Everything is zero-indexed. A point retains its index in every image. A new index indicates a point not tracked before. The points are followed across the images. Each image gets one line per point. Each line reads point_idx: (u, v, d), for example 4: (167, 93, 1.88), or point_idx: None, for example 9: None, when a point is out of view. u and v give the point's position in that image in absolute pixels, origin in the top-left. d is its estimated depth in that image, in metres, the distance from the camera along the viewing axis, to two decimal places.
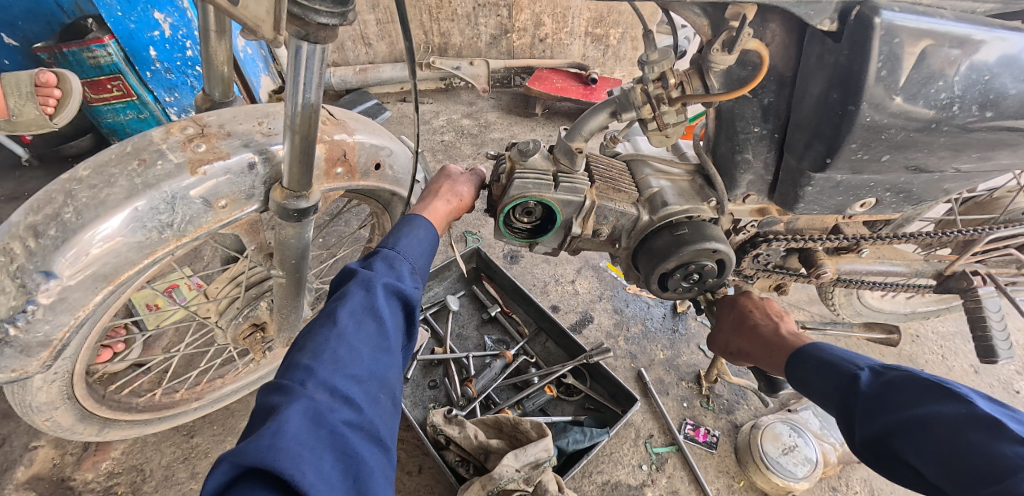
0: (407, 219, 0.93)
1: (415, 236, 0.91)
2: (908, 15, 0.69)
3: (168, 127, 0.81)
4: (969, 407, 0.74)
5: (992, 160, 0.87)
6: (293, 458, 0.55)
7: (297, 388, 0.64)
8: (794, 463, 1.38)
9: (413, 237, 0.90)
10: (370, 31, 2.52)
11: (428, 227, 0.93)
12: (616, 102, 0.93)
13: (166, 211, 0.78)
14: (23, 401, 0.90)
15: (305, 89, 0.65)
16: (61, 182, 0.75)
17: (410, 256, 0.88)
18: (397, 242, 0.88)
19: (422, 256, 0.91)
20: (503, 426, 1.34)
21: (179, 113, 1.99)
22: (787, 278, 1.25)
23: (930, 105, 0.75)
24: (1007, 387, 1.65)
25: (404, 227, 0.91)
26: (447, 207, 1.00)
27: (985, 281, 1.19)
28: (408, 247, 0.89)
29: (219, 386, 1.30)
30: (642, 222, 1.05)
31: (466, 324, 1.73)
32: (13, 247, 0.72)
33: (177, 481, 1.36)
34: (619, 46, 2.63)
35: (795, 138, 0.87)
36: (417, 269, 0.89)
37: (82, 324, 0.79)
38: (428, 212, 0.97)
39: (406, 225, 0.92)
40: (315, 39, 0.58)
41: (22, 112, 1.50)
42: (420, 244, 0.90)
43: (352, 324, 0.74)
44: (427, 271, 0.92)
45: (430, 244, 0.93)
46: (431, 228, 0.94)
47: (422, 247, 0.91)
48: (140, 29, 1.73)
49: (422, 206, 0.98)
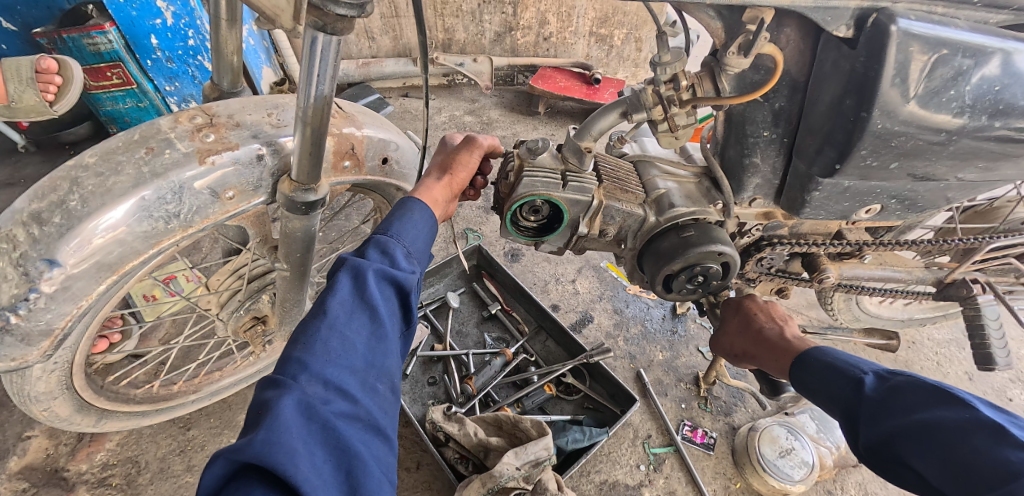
0: (401, 202, 0.89)
1: (411, 218, 0.87)
2: (924, 24, 0.69)
3: (176, 115, 0.81)
4: (973, 413, 0.75)
5: (995, 171, 0.88)
6: (288, 452, 0.54)
7: (290, 382, 0.63)
8: (791, 466, 1.39)
9: (408, 220, 0.86)
10: (375, 25, 2.50)
11: (423, 210, 0.89)
12: (627, 102, 0.92)
13: (174, 202, 0.77)
14: (22, 390, 0.89)
15: (319, 81, 0.63)
16: (66, 168, 0.74)
17: (405, 240, 0.85)
18: (390, 226, 0.85)
19: (419, 240, 0.87)
20: (503, 424, 1.35)
21: (179, 102, 1.98)
22: (788, 282, 1.26)
23: (943, 113, 0.75)
24: (1001, 394, 1.67)
25: (398, 211, 0.87)
26: (439, 183, 0.95)
27: (984, 289, 1.20)
28: (404, 232, 0.85)
29: (217, 379, 1.29)
30: (649, 223, 1.05)
31: (466, 321, 1.73)
32: (17, 234, 0.71)
33: (172, 474, 1.35)
34: (624, 47, 2.61)
35: (805, 144, 0.87)
36: (414, 254, 0.86)
37: (85, 313, 0.78)
38: (420, 193, 0.92)
39: (400, 209, 0.88)
40: (333, 30, 0.58)
41: (22, 98, 1.47)
42: (417, 227, 0.87)
43: (342, 315, 0.72)
44: (426, 254, 0.89)
45: (428, 228, 0.89)
46: (427, 211, 0.89)
47: (419, 231, 0.87)
48: (142, 17, 1.71)
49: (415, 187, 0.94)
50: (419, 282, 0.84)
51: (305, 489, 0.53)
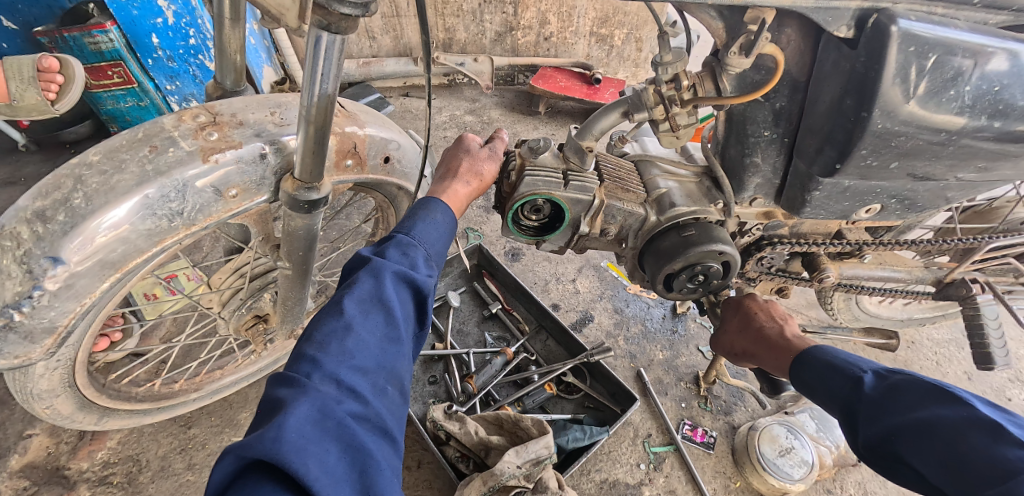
0: (421, 202, 0.90)
1: (431, 220, 0.87)
2: (924, 24, 0.70)
3: (179, 114, 0.81)
4: (971, 411, 0.75)
5: (994, 171, 0.88)
6: (299, 450, 0.55)
7: (303, 381, 0.64)
8: (791, 465, 1.39)
9: (429, 222, 0.87)
10: (376, 24, 2.50)
11: (444, 212, 0.90)
12: (628, 102, 0.93)
13: (177, 200, 0.77)
14: (24, 388, 0.89)
15: (322, 80, 0.64)
16: (70, 166, 0.74)
17: (425, 242, 0.85)
18: (411, 227, 0.86)
19: (438, 242, 0.88)
20: (504, 423, 1.35)
21: (180, 101, 1.99)
22: (788, 282, 1.26)
23: (943, 112, 0.76)
24: (999, 394, 1.67)
25: (420, 211, 0.88)
26: (467, 188, 0.96)
27: (984, 289, 1.21)
28: (424, 234, 0.86)
29: (219, 377, 1.30)
30: (650, 223, 1.06)
31: (466, 320, 1.74)
32: (21, 231, 0.71)
33: (173, 472, 1.36)
34: (624, 47, 2.62)
35: (806, 143, 0.87)
36: (433, 256, 0.87)
37: (88, 311, 0.78)
38: (446, 194, 0.93)
39: (422, 209, 0.88)
40: (337, 29, 0.58)
41: (23, 97, 1.47)
42: (436, 230, 0.88)
43: (358, 314, 0.73)
44: (443, 256, 0.90)
45: (447, 231, 0.90)
46: (448, 213, 0.90)
47: (438, 233, 0.88)
48: (143, 16, 1.71)
49: (441, 188, 0.94)
50: (436, 285, 0.85)
51: (315, 488, 0.53)
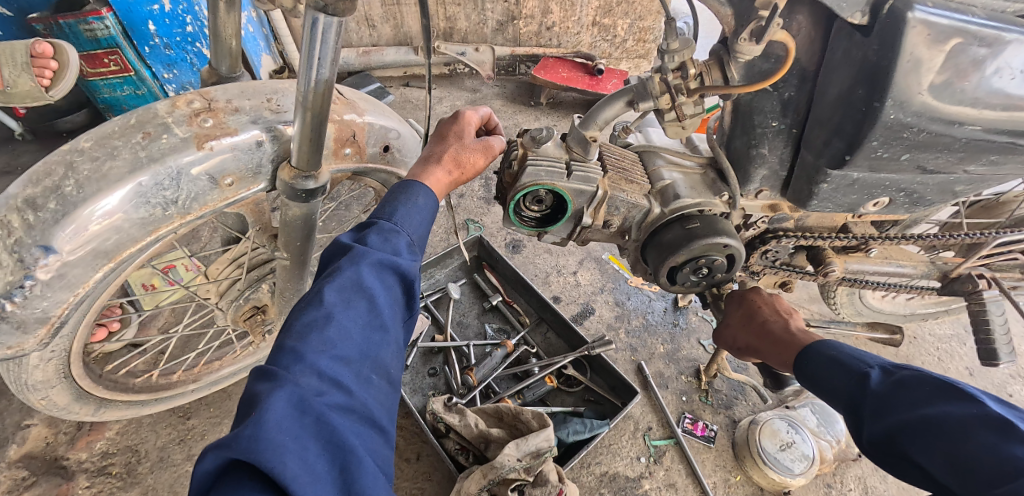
0: (403, 185, 0.87)
1: (416, 204, 0.85)
2: (941, 11, 0.67)
3: (173, 100, 0.79)
4: (981, 408, 0.74)
5: (1004, 166, 0.87)
6: (276, 448, 0.53)
7: (282, 374, 0.62)
8: (791, 459, 1.39)
9: (411, 206, 0.84)
10: (375, 13, 2.45)
11: (427, 194, 0.87)
12: (633, 91, 0.90)
13: (171, 188, 0.76)
14: (19, 379, 0.88)
15: (319, 65, 0.62)
16: (61, 153, 0.72)
17: (408, 227, 0.83)
18: (393, 211, 0.83)
19: (421, 225, 0.86)
20: (504, 416, 1.34)
21: (178, 90, 1.96)
22: (793, 275, 1.25)
23: (955, 104, 0.74)
24: (1001, 390, 1.66)
25: (401, 194, 0.85)
26: (448, 176, 0.92)
27: (990, 285, 1.19)
28: (405, 218, 0.84)
29: (217, 369, 1.27)
30: (654, 215, 1.04)
31: (466, 312, 1.72)
32: (11, 220, 0.69)
33: (172, 463, 1.35)
34: (627, 37, 2.59)
35: (813, 135, 0.86)
36: (416, 241, 0.85)
37: (81, 301, 0.77)
38: (428, 178, 0.89)
39: (403, 192, 0.85)
40: (334, 11, 0.56)
41: (17, 83, 1.44)
42: (420, 213, 0.85)
43: (339, 303, 0.71)
44: (427, 240, 0.88)
45: (430, 213, 0.87)
46: (431, 195, 0.88)
47: (421, 217, 0.85)
48: (140, 2, 1.68)
49: (420, 173, 0.90)
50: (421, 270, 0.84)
51: (294, 486, 0.52)
